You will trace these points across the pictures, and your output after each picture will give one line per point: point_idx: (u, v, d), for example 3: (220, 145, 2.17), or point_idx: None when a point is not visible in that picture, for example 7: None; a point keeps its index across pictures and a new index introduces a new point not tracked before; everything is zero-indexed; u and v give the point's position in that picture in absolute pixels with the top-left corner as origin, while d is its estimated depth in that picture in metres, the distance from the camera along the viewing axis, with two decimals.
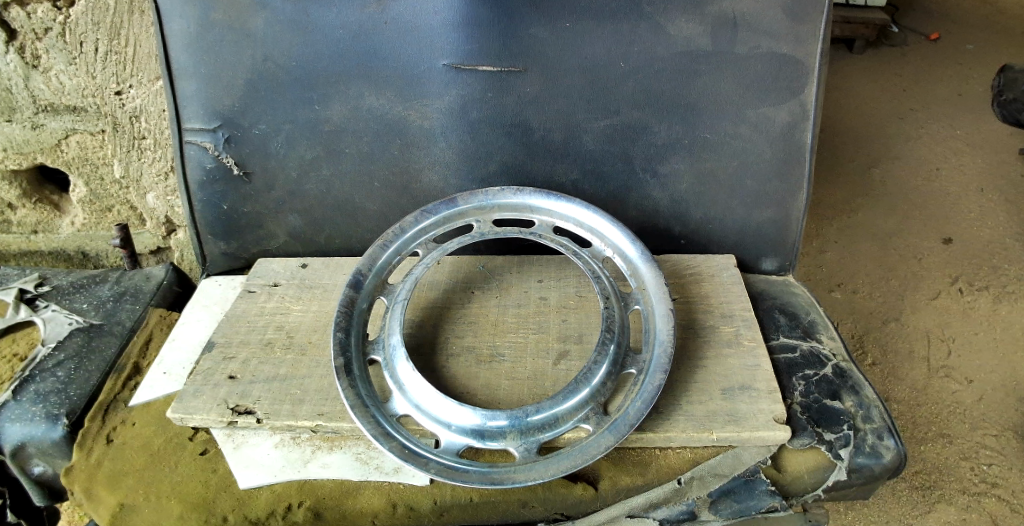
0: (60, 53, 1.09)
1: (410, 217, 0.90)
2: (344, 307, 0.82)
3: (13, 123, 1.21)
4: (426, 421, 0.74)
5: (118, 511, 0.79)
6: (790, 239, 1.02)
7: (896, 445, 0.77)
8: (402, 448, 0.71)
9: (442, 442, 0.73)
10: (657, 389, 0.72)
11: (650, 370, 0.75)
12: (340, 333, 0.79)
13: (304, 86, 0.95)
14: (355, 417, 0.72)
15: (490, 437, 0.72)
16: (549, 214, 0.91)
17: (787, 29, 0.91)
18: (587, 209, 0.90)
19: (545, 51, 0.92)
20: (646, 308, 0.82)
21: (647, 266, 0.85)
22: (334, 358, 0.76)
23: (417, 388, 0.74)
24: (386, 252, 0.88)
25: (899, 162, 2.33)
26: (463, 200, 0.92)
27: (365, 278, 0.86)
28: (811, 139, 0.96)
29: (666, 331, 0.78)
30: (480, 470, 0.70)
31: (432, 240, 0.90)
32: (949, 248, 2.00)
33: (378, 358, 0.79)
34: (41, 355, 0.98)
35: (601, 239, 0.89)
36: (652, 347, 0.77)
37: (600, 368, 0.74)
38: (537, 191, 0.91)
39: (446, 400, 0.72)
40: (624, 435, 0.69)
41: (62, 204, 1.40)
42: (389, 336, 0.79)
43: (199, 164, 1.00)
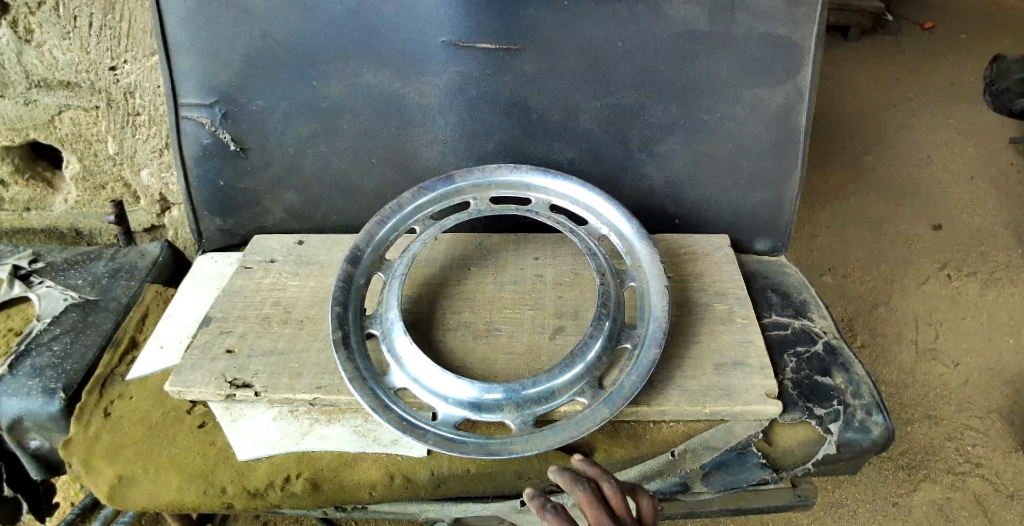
0: (54, 27, 1.08)
1: (408, 194, 0.90)
2: (341, 282, 0.83)
3: (6, 99, 1.20)
4: (424, 394, 0.75)
5: (117, 483, 0.80)
6: (784, 220, 1.04)
7: (884, 421, 0.79)
8: (399, 420, 0.72)
9: (440, 414, 0.74)
10: (652, 363, 0.73)
11: (645, 344, 0.76)
12: (338, 307, 0.80)
13: (301, 63, 0.95)
14: (353, 389, 0.72)
15: (486, 409, 0.73)
16: (546, 193, 0.92)
17: (785, 10, 0.91)
18: (584, 187, 0.90)
19: (543, 29, 0.92)
20: (642, 285, 0.83)
21: (643, 243, 0.86)
22: (332, 331, 0.77)
23: (415, 361, 0.75)
24: (384, 228, 0.89)
25: (891, 151, 2.35)
26: (461, 177, 0.92)
27: (364, 253, 0.86)
28: (806, 121, 0.97)
29: (662, 307, 0.79)
30: (477, 442, 0.71)
31: (430, 217, 0.91)
32: (939, 235, 2.03)
33: (376, 332, 0.80)
34: (36, 330, 0.98)
35: (597, 218, 0.90)
36: (647, 322, 0.79)
37: (596, 342, 0.75)
38: (534, 169, 0.91)
39: (443, 373, 0.73)
40: (619, 406, 0.70)
41: (55, 182, 1.39)
42: (387, 310, 0.80)
43: (196, 141, 1.00)
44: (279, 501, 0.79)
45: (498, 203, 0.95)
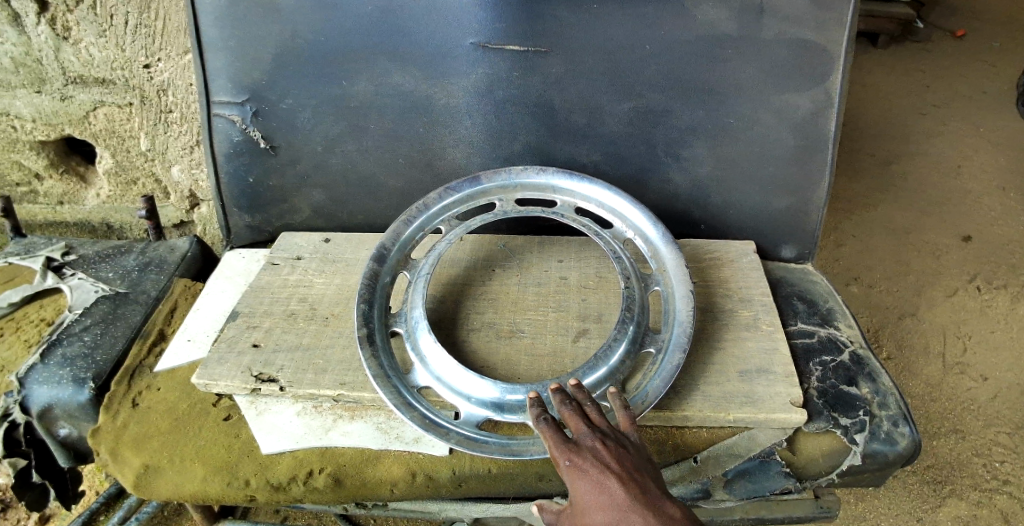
0: (91, 25, 1.11)
1: (434, 194, 0.91)
2: (367, 280, 0.83)
3: (43, 94, 1.24)
4: (447, 392, 0.75)
5: (143, 472, 0.81)
6: (810, 228, 1.03)
7: (911, 432, 0.78)
8: (422, 418, 0.73)
9: (462, 413, 0.74)
10: (676, 368, 0.73)
11: (669, 349, 0.76)
12: (363, 305, 0.80)
13: (331, 63, 0.96)
14: (377, 386, 0.73)
15: (509, 410, 0.73)
16: (571, 195, 0.92)
17: (815, 15, 0.90)
18: (609, 190, 0.90)
19: (571, 32, 0.92)
20: (666, 289, 0.83)
21: (668, 247, 0.86)
22: (357, 328, 0.78)
23: (439, 360, 0.75)
24: (410, 227, 0.89)
25: (919, 160, 2.31)
26: (487, 178, 0.92)
27: (389, 252, 0.87)
28: (834, 127, 0.96)
29: (686, 312, 0.79)
30: (499, 442, 0.71)
31: (455, 218, 0.91)
32: (968, 246, 1.99)
33: (400, 331, 0.81)
34: (68, 321, 1.00)
35: (622, 221, 0.90)
36: (672, 327, 0.78)
37: (620, 345, 0.75)
38: (559, 171, 0.91)
39: (467, 373, 0.73)
40: (642, 410, 0.70)
41: (88, 176, 1.44)
42: (412, 309, 0.81)
43: (227, 138, 1.02)
44: (302, 495, 0.80)
45: (523, 204, 0.95)
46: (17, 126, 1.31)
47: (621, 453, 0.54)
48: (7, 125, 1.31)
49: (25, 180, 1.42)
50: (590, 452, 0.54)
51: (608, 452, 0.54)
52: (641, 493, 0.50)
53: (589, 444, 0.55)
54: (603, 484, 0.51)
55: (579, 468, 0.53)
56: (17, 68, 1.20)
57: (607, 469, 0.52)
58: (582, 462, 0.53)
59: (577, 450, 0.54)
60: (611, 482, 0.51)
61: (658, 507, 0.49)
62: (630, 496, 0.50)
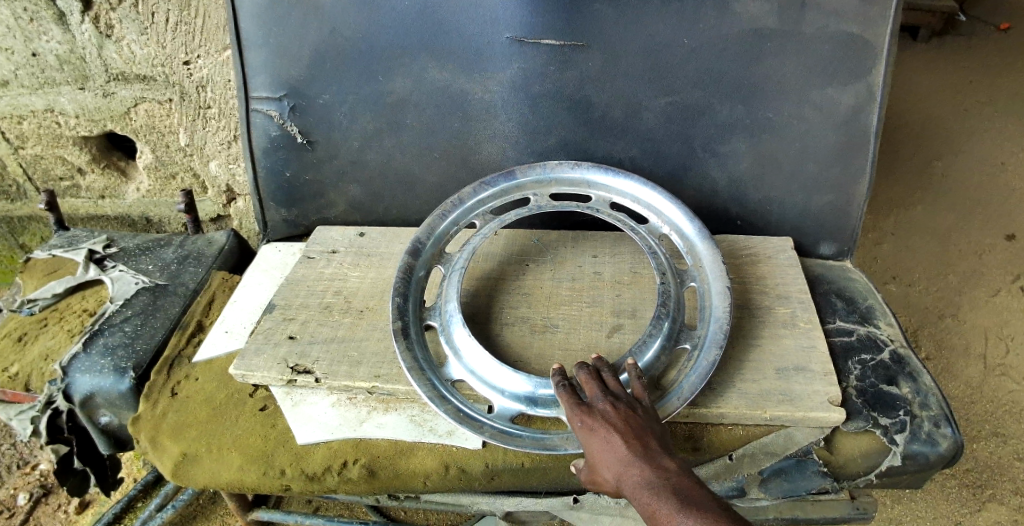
0: (132, 23, 1.14)
1: (469, 189, 0.91)
2: (402, 274, 0.84)
3: (86, 91, 1.28)
4: (481, 386, 0.75)
5: (182, 460, 0.83)
6: (850, 225, 1.01)
7: (953, 434, 0.75)
8: (457, 411, 0.73)
9: (496, 407, 0.74)
10: (712, 365, 0.72)
11: (705, 347, 0.75)
12: (398, 298, 0.81)
13: (368, 58, 0.97)
14: (412, 379, 0.73)
15: (543, 404, 0.73)
16: (606, 190, 0.91)
17: (859, 7, 0.88)
18: (644, 186, 0.89)
19: (608, 26, 0.91)
20: (703, 285, 0.82)
21: (705, 243, 0.85)
22: (392, 321, 0.78)
23: (473, 353, 0.75)
24: (444, 221, 0.90)
25: (959, 157, 2.25)
26: (521, 173, 0.92)
27: (424, 246, 0.88)
28: (877, 121, 0.94)
29: (723, 308, 0.78)
30: (533, 436, 0.71)
31: (489, 213, 0.92)
32: (1012, 245, 1.92)
33: (434, 324, 0.81)
34: (110, 312, 1.03)
35: (658, 216, 0.89)
36: (708, 323, 0.77)
37: (655, 341, 0.74)
38: (594, 166, 0.91)
39: (500, 367, 0.74)
40: (677, 407, 0.69)
41: (128, 171, 1.49)
42: (446, 302, 0.81)
43: (265, 133, 1.04)
44: (336, 486, 0.80)
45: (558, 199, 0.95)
46: (61, 122, 1.36)
47: (630, 414, 0.60)
48: (52, 121, 1.36)
49: (68, 175, 1.49)
50: (600, 414, 0.60)
51: (617, 414, 0.60)
52: (643, 449, 0.57)
53: (600, 407, 0.61)
54: (608, 442, 0.58)
55: (590, 428, 0.59)
56: (63, 66, 1.25)
57: (614, 428, 0.59)
58: (592, 422, 0.60)
59: (589, 412, 0.61)
60: (616, 439, 0.57)
61: (657, 460, 0.56)
62: (631, 452, 0.56)
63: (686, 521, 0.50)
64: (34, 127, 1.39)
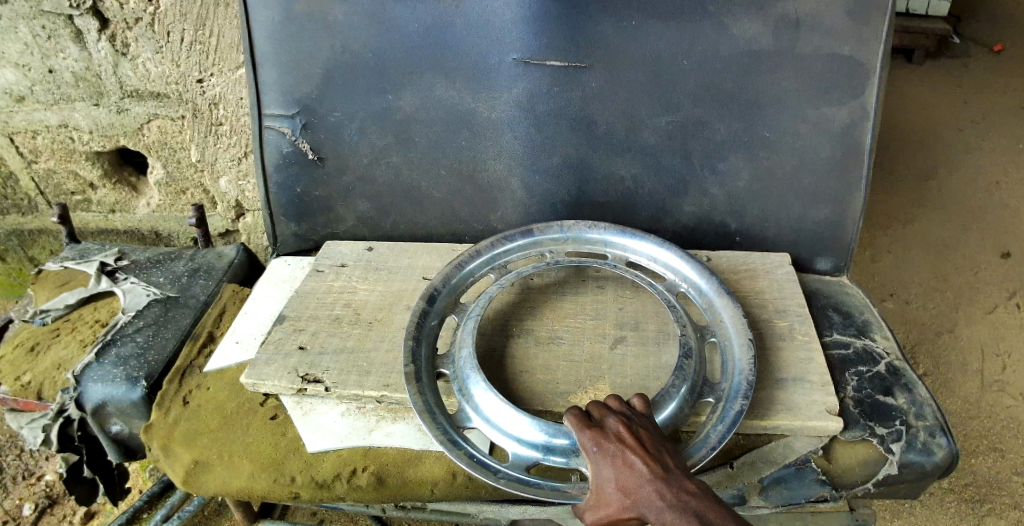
0: (149, 42, 1.19)
1: (486, 243, 0.93)
2: (414, 319, 0.83)
3: (101, 107, 1.32)
4: (496, 434, 0.73)
5: (193, 467, 0.85)
6: (846, 241, 1.03)
7: (948, 443, 0.77)
8: (469, 457, 0.71)
9: (511, 455, 0.72)
10: (739, 414, 0.71)
11: (730, 397, 0.74)
12: (411, 342, 0.80)
13: (378, 76, 1.00)
14: (422, 424, 0.72)
15: (560, 453, 0.70)
16: (622, 249, 0.94)
17: (851, 29, 0.91)
18: (661, 246, 0.92)
19: (611, 47, 0.95)
20: (723, 340, 0.81)
21: (723, 300, 0.86)
22: (403, 365, 0.77)
23: (485, 399, 0.73)
24: (459, 271, 0.90)
25: (955, 176, 2.28)
26: (539, 230, 0.96)
27: (439, 294, 0.87)
28: (871, 139, 0.97)
29: (747, 361, 0.77)
30: (552, 485, 0.68)
31: (505, 265, 0.93)
32: (1007, 263, 1.95)
33: (448, 373, 0.80)
34: (121, 322, 1.06)
35: (675, 274, 0.91)
36: (732, 376, 0.76)
37: (679, 391, 0.72)
38: (612, 227, 0.94)
39: (515, 414, 0.71)
40: (706, 457, 0.68)
41: (139, 186, 1.53)
42: (460, 350, 0.79)
43: (277, 149, 1.07)
44: (344, 494, 0.82)
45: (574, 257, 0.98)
46: (74, 137, 1.40)
47: (645, 436, 0.60)
48: (66, 136, 1.40)
49: (80, 190, 1.52)
50: (614, 436, 0.59)
51: (631, 435, 0.59)
52: (661, 469, 0.55)
53: (613, 429, 0.60)
54: (626, 465, 0.56)
55: (605, 451, 0.58)
56: (78, 83, 1.29)
57: (631, 449, 0.57)
58: (607, 445, 0.58)
59: (603, 434, 0.60)
60: (634, 461, 0.56)
61: (677, 481, 0.54)
62: (651, 474, 0.55)
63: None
64: (47, 142, 1.42)
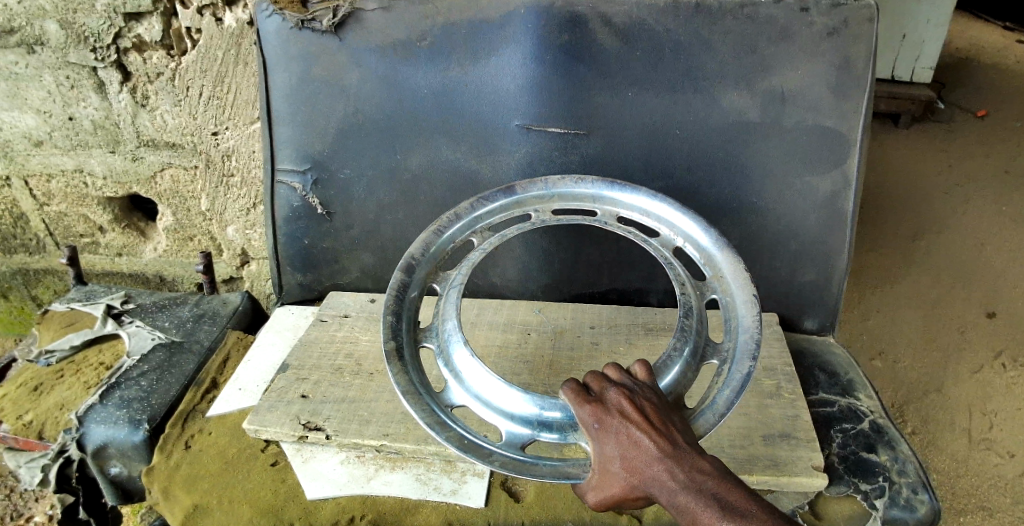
0: (168, 95, 1.26)
1: (466, 204, 0.92)
2: (395, 291, 0.83)
3: (117, 155, 1.38)
4: (486, 412, 0.75)
5: (191, 511, 0.85)
6: (831, 302, 1.08)
7: (931, 500, 0.79)
8: (460, 438, 0.70)
9: (505, 434, 0.72)
10: (746, 377, 0.73)
11: (735, 358, 0.76)
12: (391, 318, 0.80)
13: (389, 137, 1.07)
14: (408, 404, 0.71)
15: (553, 427, 0.72)
16: (614, 204, 0.93)
17: (834, 103, 0.98)
18: (654, 198, 0.91)
19: (607, 116, 1.01)
20: (725, 296, 0.83)
21: (724, 253, 0.86)
22: (385, 342, 0.77)
23: (473, 373, 0.76)
24: (439, 238, 0.90)
25: (941, 236, 2.36)
26: (522, 188, 0.94)
27: (418, 264, 0.87)
28: (853, 206, 1.03)
29: (751, 317, 0.79)
30: (550, 463, 0.67)
31: (486, 227, 0.92)
32: (993, 322, 2.01)
33: (432, 346, 0.83)
34: (126, 366, 1.08)
35: (669, 228, 0.90)
36: (736, 335, 0.78)
37: (680, 355, 0.75)
38: (602, 181, 0.93)
39: (506, 389, 0.73)
40: (714, 423, 0.69)
41: (147, 231, 1.57)
42: (444, 322, 0.82)
43: (288, 203, 1.12)
44: None
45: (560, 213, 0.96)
46: (88, 183, 1.45)
47: (649, 410, 0.59)
48: (80, 181, 1.45)
49: (89, 232, 1.57)
50: (616, 411, 0.59)
51: (635, 410, 0.59)
52: (668, 446, 0.55)
53: (615, 404, 0.60)
54: (631, 443, 0.56)
55: (609, 428, 0.58)
56: (96, 131, 1.35)
57: (636, 426, 0.57)
58: (611, 422, 0.58)
59: (604, 410, 0.59)
60: (640, 438, 0.56)
61: (685, 458, 0.54)
62: (658, 452, 0.55)
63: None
64: (61, 186, 1.48)
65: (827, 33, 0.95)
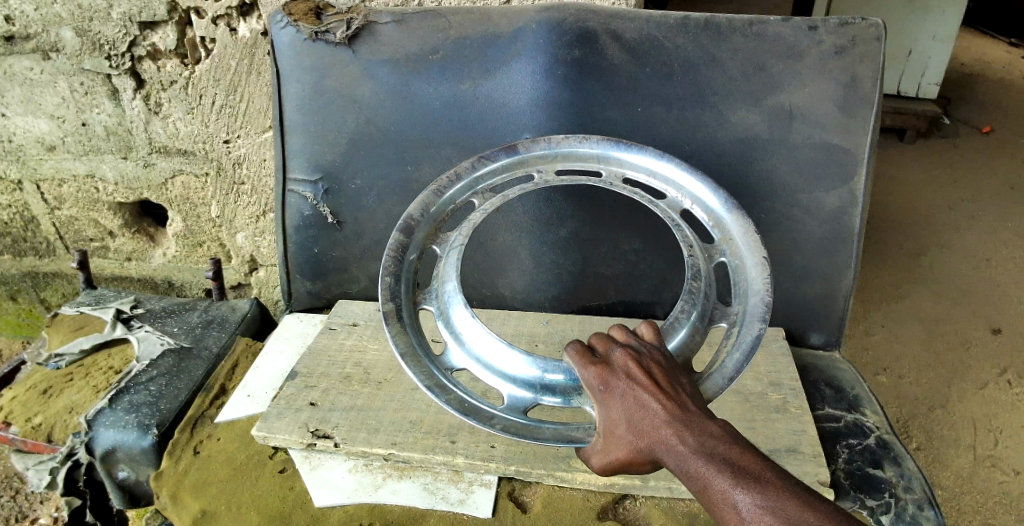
0: (181, 103, 1.28)
1: (467, 164, 0.90)
2: (393, 253, 0.82)
3: (129, 161, 1.39)
4: (488, 374, 0.79)
5: (200, 516, 0.85)
6: (837, 317, 1.08)
7: (935, 516, 0.80)
8: (461, 402, 0.72)
9: (507, 396, 0.76)
10: (755, 339, 0.75)
11: (746, 322, 0.78)
12: (390, 279, 0.80)
13: (399, 149, 1.08)
14: (407, 367, 0.72)
15: (554, 390, 0.75)
16: (619, 164, 0.91)
17: (842, 121, 1.00)
18: (660, 158, 0.90)
19: (616, 130, 1.03)
20: (735, 259, 0.84)
21: (734, 216, 0.86)
22: (383, 303, 0.77)
23: (474, 335, 0.79)
24: (439, 199, 0.88)
25: (946, 252, 2.36)
26: (525, 147, 0.92)
27: (418, 224, 0.86)
28: (860, 222, 1.03)
29: (763, 281, 0.79)
30: (553, 428, 0.69)
31: (488, 189, 0.91)
32: (998, 339, 2.01)
33: (432, 307, 0.86)
34: (136, 370, 1.09)
35: (677, 189, 0.90)
36: (746, 298, 0.80)
37: (688, 318, 0.78)
38: (608, 140, 0.91)
39: (508, 351, 0.77)
40: (723, 385, 0.72)
41: (156, 236, 1.59)
42: (445, 283, 0.85)
43: (298, 212, 1.13)
44: None
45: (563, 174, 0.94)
46: (100, 188, 1.47)
47: (657, 373, 0.60)
48: (92, 186, 1.47)
49: (99, 237, 1.58)
50: (623, 373, 0.60)
51: (642, 372, 0.59)
52: (676, 409, 0.56)
53: (622, 367, 0.60)
54: (638, 404, 0.57)
55: (616, 390, 0.59)
56: (109, 136, 1.37)
57: (643, 388, 0.58)
58: (617, 384, 0.59)
59: (611, 372, 0.60)
60: (647, 400, 0.57)
61: (694, 422, 0.55)
62: (666, 414, 0.55)
63: (742, 490, 0.49)
64: (73, 190, 1.49)
65: (836, 51, 0.98)
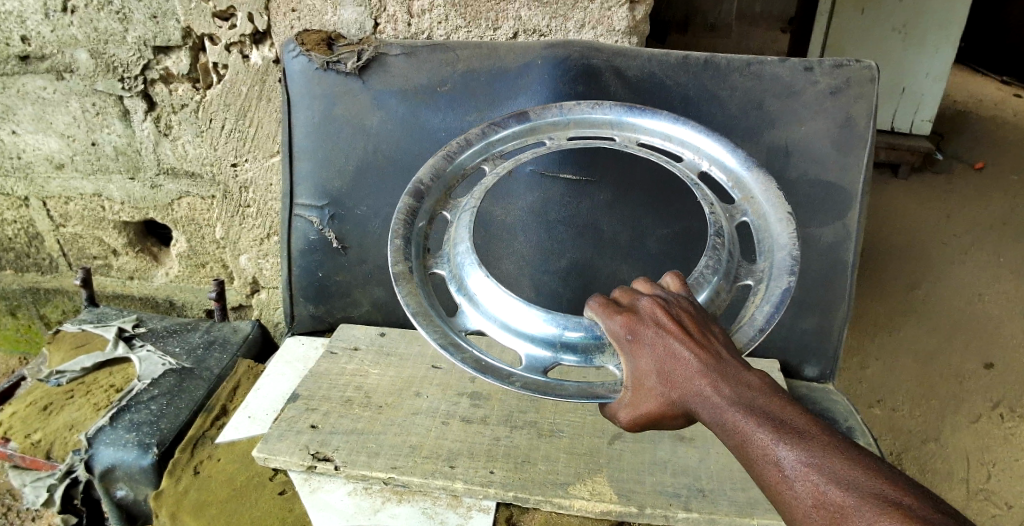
0: (190, 126, 1.31)
1: (478, 129, 0.93)
2: (404, 217, 0.83)
3: (136, 181, 1.42)
4: (506, 335, 0.79)
5: None
6: (831, 349, 1.10)
7: None
8: (477, 361, 0.71)
9: (524, 354, 0.77)
10: (786, 291, 0.75)
11: (774, 276, 0.79)
12: (400, 240, 0.80)
13: (406, 176, 1.11)
14: (419, 324, 0.72)
15: (572, 347, 0.76)
16: (632, 129, 0.94)
17: (836, 158, 1.04)
18: (675, 123, 0.93)
19: None
20: (758, 218, 0.85)
21: (754, 175, 0.87)
22: (395, 264, 0.78)
23: (490, 296, 0.80)
24: (449, 163, 0.90)
25: (940, 285, 2.40)
26: (536, 114, 0.95)
27: (429, 190, 0.88)
28: (854, 257, 1.06)
29: (788, 235, 0.81)
30: (577, 383, 0.68)
31: (500, 153, 0.94)
32: (991, 373, 2.03)
33: (444, 272, 0.87)
34: (137, 389, 1.10)
35: (693, 151, 0.92)
36: (773, 254, 0.81)
37: (712, 277, 0.78)
38: (620, 106, 0.94)
39: (526, 309, 0.78)
40: (753, 336, 0.73)
41: (159, 256, 1.61)
42: (459, 246, 0.87)
43: (304, 236, 1.16)
44: None
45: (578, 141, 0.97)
46: (106, 207, 1.49)
47: (687, 323, 0.61)
48: (98, 205, 1.49)
49: (102, 254, 1.60)
50: (651, 321, 0.61)
51: (673, 322, 0.61)
52: (711, 360, 0.58)
53: (651, 318, 0.62)
54: (671, 355, 0.58)
55: (646, 340, 0.60)
56: (118, 156, 1.40)
57: (675, 338, 0.59)
58: (648, 333, 0.60)
59: (639, 322, 0.62)
60: (680, 351, 0.58)
61: (728, 373, 0.57)
62: (700, 365, 0.57)
63: (784, 444, 0.50)
64: (79, 208, 1.52)
65: (830, 91, 1.04)
